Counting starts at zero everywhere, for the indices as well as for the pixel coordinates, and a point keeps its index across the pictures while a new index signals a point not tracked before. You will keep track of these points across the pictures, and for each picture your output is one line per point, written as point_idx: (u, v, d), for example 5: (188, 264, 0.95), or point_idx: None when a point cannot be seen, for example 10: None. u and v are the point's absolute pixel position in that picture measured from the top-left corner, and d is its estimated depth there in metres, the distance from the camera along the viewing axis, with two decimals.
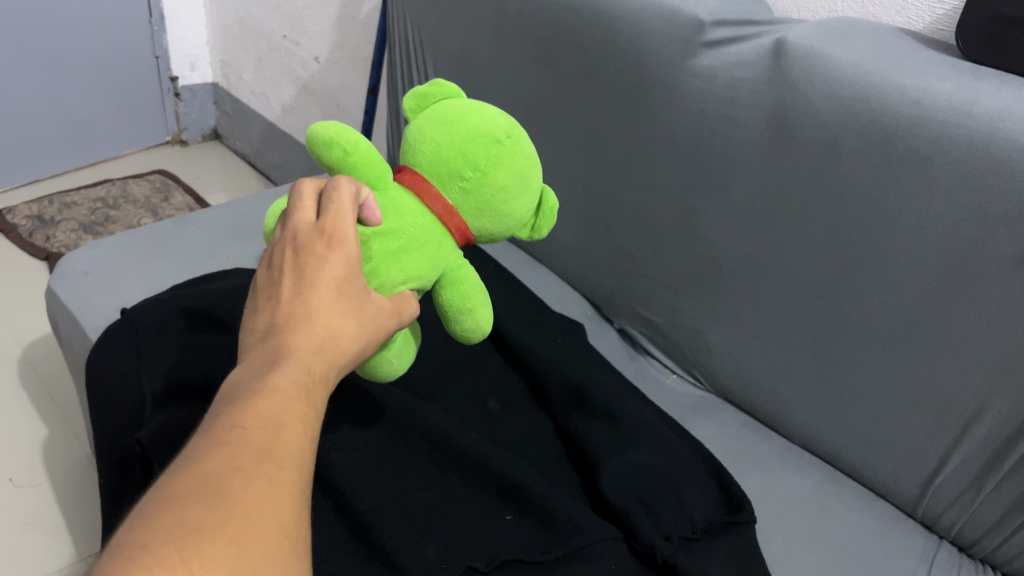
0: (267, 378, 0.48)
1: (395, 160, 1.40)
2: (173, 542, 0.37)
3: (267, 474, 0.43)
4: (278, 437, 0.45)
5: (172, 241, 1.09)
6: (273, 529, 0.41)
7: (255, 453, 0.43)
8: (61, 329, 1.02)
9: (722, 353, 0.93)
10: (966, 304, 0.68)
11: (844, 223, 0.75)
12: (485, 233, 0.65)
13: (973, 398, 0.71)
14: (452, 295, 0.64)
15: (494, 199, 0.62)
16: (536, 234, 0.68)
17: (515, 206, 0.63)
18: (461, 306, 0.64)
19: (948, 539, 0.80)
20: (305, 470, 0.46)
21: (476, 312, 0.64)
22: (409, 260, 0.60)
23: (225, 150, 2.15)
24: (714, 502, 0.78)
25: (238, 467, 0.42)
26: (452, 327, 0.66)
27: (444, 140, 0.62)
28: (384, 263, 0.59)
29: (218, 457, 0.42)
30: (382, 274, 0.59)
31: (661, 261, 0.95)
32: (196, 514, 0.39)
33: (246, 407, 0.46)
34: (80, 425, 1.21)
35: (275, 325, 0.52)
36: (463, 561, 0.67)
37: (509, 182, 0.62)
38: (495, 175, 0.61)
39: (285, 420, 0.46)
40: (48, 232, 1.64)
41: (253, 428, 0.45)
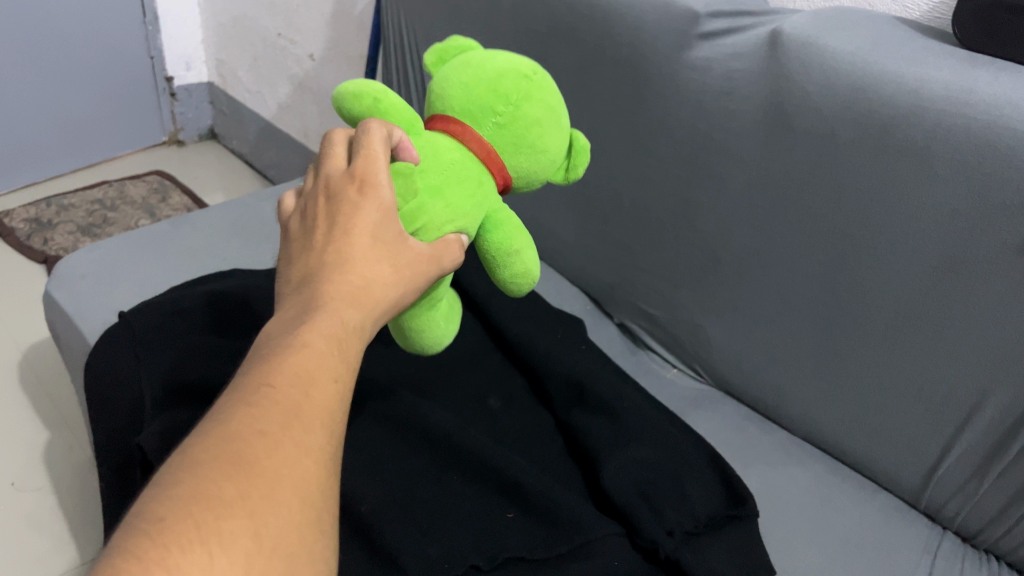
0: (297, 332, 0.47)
1: None
2: (193, 513, 0.36)
3: (294, 437, 0.41)
4: (305, 392, 0.44)
5: (169, 242, 1.09)
6: (297, 497, 0.39)
7: (283, 413, 0.42)
8: (59, 333, 1.02)
9: (722, 345, 0.92)
10: (965, 294, 0.68)
11: (844, 213, 0.74)
12: (521, 173, 0.64)
13: (974, 389, 0.70)
14: (496, 238, 0.64)
15: (529, 133, 0.62)
16: (571, 175, 0.68)
17: (549, 141, 0.63)
18: (506, 250, 0.64)
19: (952, 529, 0.79)
20: (335, 426, 0.44)
21: (522, 254, 0.64)
22: (451, 195, 0.59)
23: (222, 150, 2.14)
24: (716, 496, 0.78)
25: (264, 430, 0.41)
26: (499, 275, 0.65)
27: (474, 80, 0.62)
28: (427, 201, 0.58)
29: (244, 418, 0.41)
30: (426, 209, 0.58)
31: (660, 255, 0.95)
32: (218, 481, 0.37)
33: (276, 362, 0.44)
34: (81, 428, 1.20)
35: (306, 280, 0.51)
36: (465, 560, 0.67)
37: (540, 116, 0.62)
38: (527, 108, 0.61)
39: (315, 376, 0.45)
40: (47, 235, 1.63)
41: (282, 385, 0.43)
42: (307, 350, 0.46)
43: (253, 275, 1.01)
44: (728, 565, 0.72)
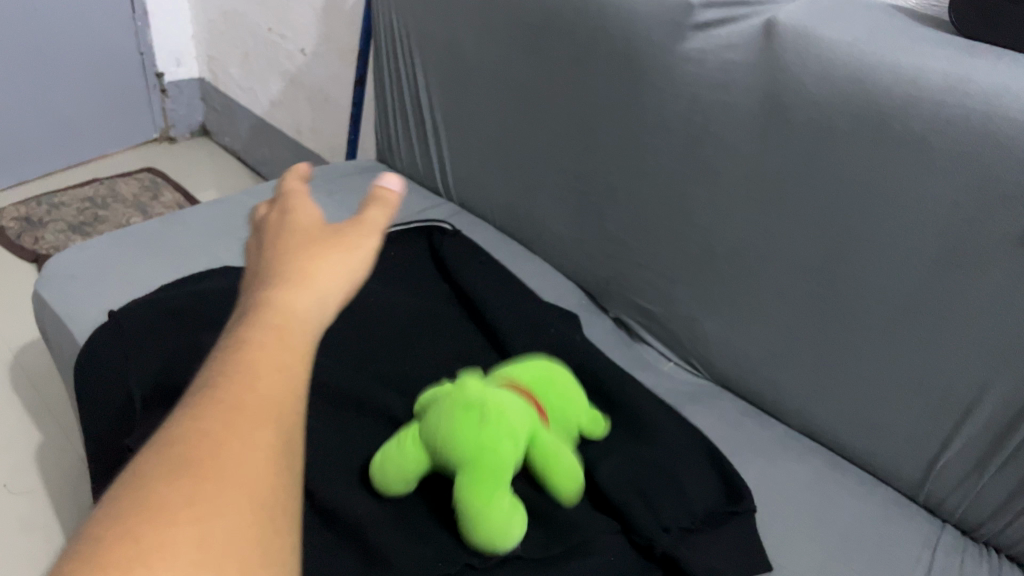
0: (244, 323, 0.43)
1: (382, 153, 1.38)
2: (123, 529, 0.31)
3: (241, 429, 0.36)
4: (254, 373, 0.39)
5: (159, 240, 1.07)
6: (250, 499, 0.34)
7: (229, 406, 0.37)
8: (49, 333, 1.01)
9: (719, 340, 0.91)
10: (964, 286, 0.67)
11: (842, 204, 0.73)
12: (561, 421, 0.76)
13: (974, 381, 0.70)
14: (544, 446, 0.70)
15: (556, 397, 0.76)
16: (599, 430, 0.80)
17: (572, 400, 0.77)
18: (552, 459, 0.70)
19: (952, 523, 0.79)
20: (295, 405, 0.39)
21: (566, 455, 0.70)
22: (512, 396, 0.70)
23: (214, 147, 2.13)
24: (714, 492, 0.77)
25: (204, 427, 0.36)
26: (549, 480, 0.70)
27: (509, 368, 0.79)
28: (489, 396, 0.68)
29: (185, 419, 0.37)
30: (492, 397, 0.67)
31: (656, 250, 0.94)
32: (159, 494, 0.32)
33: (226, 355, 0.41)
34: (73, 428, 1.19)
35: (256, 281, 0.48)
36: (459, 559, 0.66)
37: (558, 377, 0.78)
38: (551, 380, 0.77)
39: (263, 362, 0.40)
40: (37, 234, 1.62)
41: (231, 373, 0.39)
42: (253, 335, 0.42)
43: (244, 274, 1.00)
44: (727, 562, 0.71)
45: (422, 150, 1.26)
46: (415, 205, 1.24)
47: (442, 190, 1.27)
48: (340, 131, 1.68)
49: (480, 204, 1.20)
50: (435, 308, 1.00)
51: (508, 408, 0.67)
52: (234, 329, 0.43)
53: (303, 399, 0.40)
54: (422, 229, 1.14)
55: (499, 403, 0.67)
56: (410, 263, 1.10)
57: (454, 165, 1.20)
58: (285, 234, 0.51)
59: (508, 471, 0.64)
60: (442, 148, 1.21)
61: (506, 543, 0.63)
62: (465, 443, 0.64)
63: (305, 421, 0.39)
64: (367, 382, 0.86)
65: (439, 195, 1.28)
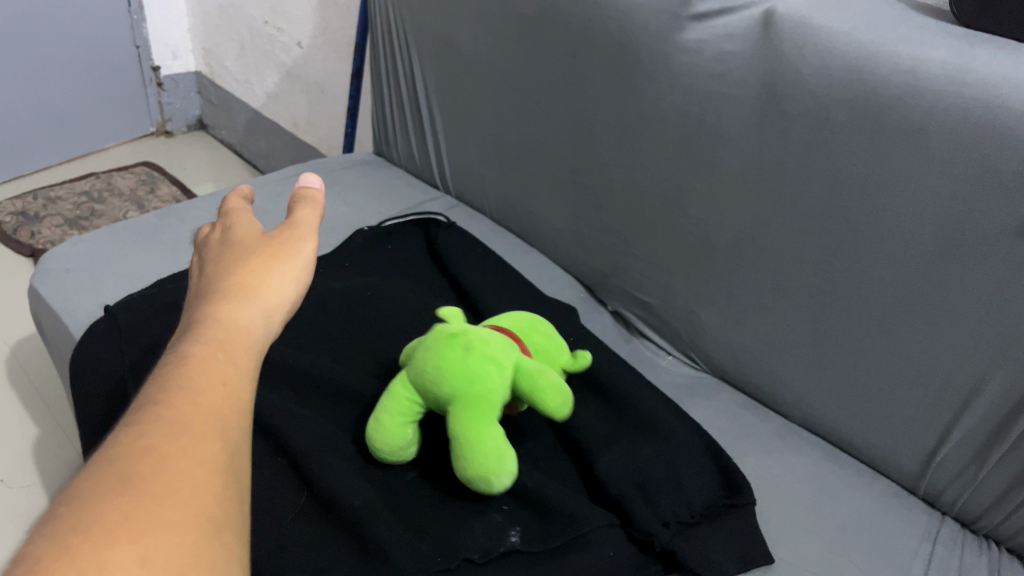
0: (179, 354, 0.45)
1: (379, 146, 1.38)
2: (72, 543, 0.32)
3: (182, 445, 0.38)
4: (193, 397, 0.41)
5: (154, 233, 1.07)
6: (194, 508, 0.36)
7: (171, 424, 0.39)
8: (45, 328, 1.00)
9: (717, 333, 0.91)
10: (964, 277, 0.67)
11: (840, 195, 0.73)
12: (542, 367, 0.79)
13: (973, 373, 0.69)
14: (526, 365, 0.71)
15: (533, 340, 0.80)
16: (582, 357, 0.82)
17: (550, 348, 0.81)
18: (536, 374, 0.70)
19: (951, 515, 0.78)
20: (234, 425, 0.42)
21: (549, 373, 0.70)
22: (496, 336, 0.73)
23: (210, 141, 2.12)
24: (712, 484, 0.77)
25: (147, 446, 0.37)
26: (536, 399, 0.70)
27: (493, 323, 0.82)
28: (472, 333, 0.72)
29: (127, 440, 0.38)
30: (474, 335, 0.71)
31: (654, 242, 0.93)
32: (103, 503, 0.34)
33: (163, 380, 0.43)
34: (70, 423, 1.19)
35: (192, 316, 0.50)
36: (458, 553, 0.66)
37: (534, 328, 0.82)
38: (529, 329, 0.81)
39: (202, 386, 0.42)
40: (34, 228, 1.61)
41: (169, 396, 0.41)
42: (191, 366, 0.44)
43: None
44: (725, 554, 0.71)
45: (419, 142, 1.25)
46: (412, 198, 1.23)
47: (439, 183, 1.26)
48: (337, 124, 1.67)
49: (477, 196, 1.19)
50: (432, 302, 1.00)
51: (490, 341, 0.71)
52: (172, 357, 0.45)
53: (242, 421, 0.43)
54: (418, 222, 1.14)
55: (479, 341, 0.70)
56: (406, 257, 1.09)
57: (451, 157, 1.20)
58: (216, 279, 0.54)
59: (496, 398, 0.67)
60: (439, 141, 1.20)
61: (502, 472, 0.66)
62: (463, 422, 0.66)
63: (242, 444, 0.42)
64: (363, 375, 0.85)
65: (436, 188, 1.28)
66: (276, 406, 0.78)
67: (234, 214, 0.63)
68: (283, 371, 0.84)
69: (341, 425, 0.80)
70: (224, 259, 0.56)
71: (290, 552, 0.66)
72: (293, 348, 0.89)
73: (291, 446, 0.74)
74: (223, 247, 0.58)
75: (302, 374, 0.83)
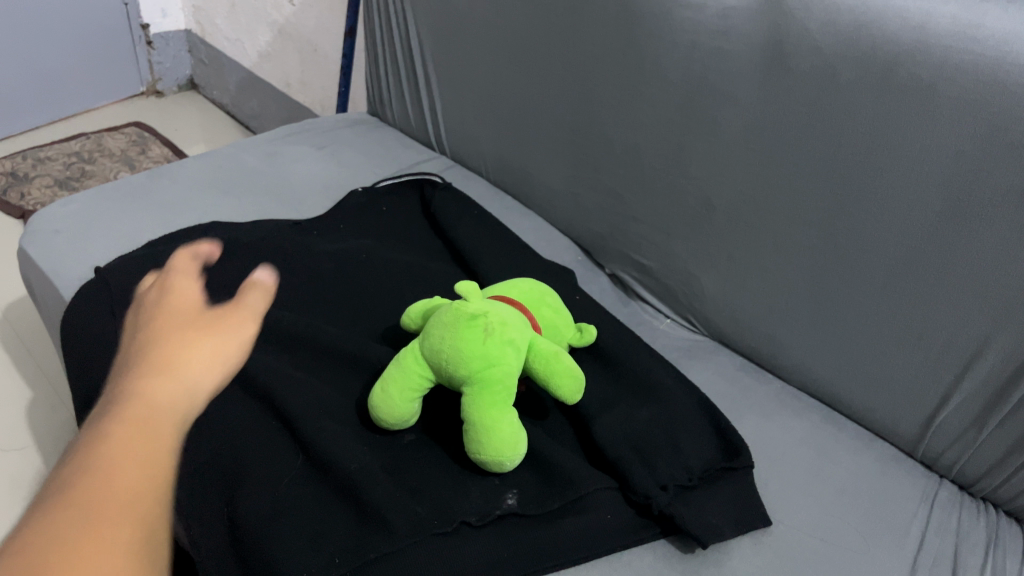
0: (64, 483, 0.49)
1: (373, 106, 1.35)
2: None
3: (82, 572, 0.42)
4: (92, 537, 0.45)
5: (145, 193, 1.05)
6: None
7: (66, 566, 0.42)
8: (35, 289, 0.99)
9: (717, 295, 0.90)
10: (969, 238, 0.66)
11: (845, 155, 0.71)
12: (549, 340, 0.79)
13: (975, 336, 0.69)
14: (540, 346, 0.71)
15: (542, 312, 0.80)
16: (587, 330, 0.83)
17: (558, 321, 0.81)
18: (550, 359, 0.70)
19: (950, 478, 0.78)
20: (139, 558, 0.46)
21: (562, 357, 0.71)
22: (511, 312, 0.73)
23: (202, 101, 2.08)
24: (711, 448, 0.77)
25: (54, 570, 0.42)
26: (549, 384, 0.71)
27: (503, 287, 0.82)
28: (488, 308, 0.71)
29: (33, 565, 0.42)
30: (492, 311, 0.70)
31: (653, 204, 0.92)
32: None
33: (58, 508, 0.46)
34: (65, 386, 1.18)
35: (91, 442, 0.54)
36: (456, 516, 0.66)
37: (544, 297, 0.82)
38: (539, 298, 0.81)
39: (105, 520, 0.46)
40: (23, 189, 1.59)
41: (65, 534, 0.44)
42: (81, 490, 0.48)
43: (233, 228, 0.98)
44: (724, 518, 0.71)
45: (414, 102, 1.23)
46: (407, 159, 1.21)
47: (435, 144, 1.24)
48: (331, 84, 1.64)
49: (474, 157, 1.17)
50: (427, 265, 0.98)
51: (508, 322, 0.70)
52: (47, 493, 0.48)
53: (144, 552, 0.47)
54: (414, 183, 1.12)
55: (495, 318, 0.70)
56: (401, 218, 1.07)
57: (448, 118, 1.18)
58: (112, 412, 0.57)
59: (512, 384, 0.68)
60: (435, 100, 1.18)
61: (513, 456, 0.67)
62: (478, 404, 0.67)
63: (148, 568, 0.46)
64: (359, 338, 0.84)
65: (432, 149, 1.26)
66: (271, 369, 0.77)
67: (172, 277, 0.80)
68: (278, 334, 0.83)
69: (338, 389, 0.79)
70: (119, 398, 0.59)
71: (287, 515, 0.66)
72: (287, 311, 0.87)
73: (287, 411, 0.73)
74: (124, 388, 0.60)
75: (297, 338, 0.83)
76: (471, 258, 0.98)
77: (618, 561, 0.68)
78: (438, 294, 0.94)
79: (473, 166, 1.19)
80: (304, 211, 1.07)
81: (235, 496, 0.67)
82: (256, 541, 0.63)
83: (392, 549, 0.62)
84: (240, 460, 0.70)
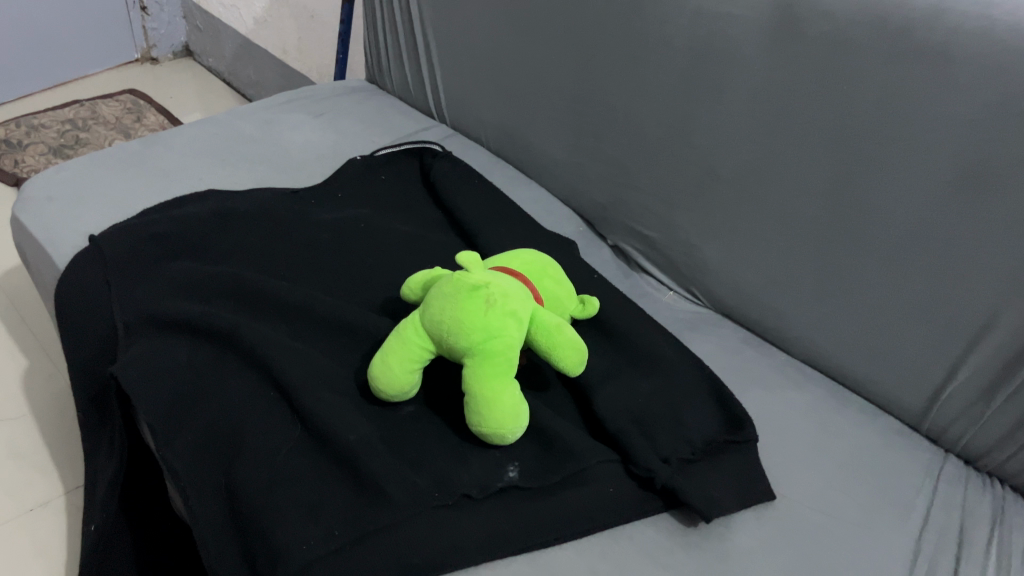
0: None
1: (371, 73, 1.33)
2: None
3: None
4: None
5: (139, 160, 1.03)
6: None
7: None
8: (28, 257, 0.98)
9: (720, 268, 0.88)
10: (980, 210, 0.64)
11: (855, 125, 0.70)
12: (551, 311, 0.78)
13: (984, 310, 0.68)
14: (542, 317, 0.70)
15: (544, 283, 0.79)
16: (590, 301, 0.82)
17: (560, 292, 0.79)
18: (552, 331, 0.69)
19: (955, 452, 0.78)
20: None
21: (565, 329, 0.69)
22: (513, 282, 0.71)
23: (197, 68, 2.05)
24: (713, 421, 0.76)
25: None
26: (552, 356, 0.70)
27: (504, 257, 0.80)
28: (490, 278, 0.69)
29: None
30: (494, 281, 0.69)
31: (656, 174, 0.90)
32: None
33: None
34: (60, 356, 1.17)
35: None
36: (457, 489, 0.65)
37: (546, 267, 0.80)
38: (540, 269, 0.79)
39: None
40: (17, 156, 1.57)
41: None
42: None
43: (229, 196, 0.96)
44: (726, 492, 0.70)
45: (413, 69, 1.21)
46: (406, 127, 1.19)
47: (435, 112, 1.22)
48: (328, 51, 1.61)
49: (473, 126, 1.15)
50: (426, 236, 0.97)
51: (510, 293, 0.69)
52: None
53: None
54: (413, 151, 1.10)
55: (498, 289, 0.68)
56: (400, 188, 1.06)
57: (447, 85, 1.16)
58: None
59: (513, 356, 0.67)
60: (435, 67, 1.16)
61: (514, 429, 0.67)
62: (480, 376, 0.66)
63: None
64: (358, 310, 0.83)
65: (431, 118, 1.23)
66: (268, 340, 0.76)
67: None
68: (276, 304, 0.82)
69: (337, 359, 0.78)
70: None
71: (285, 487, 0.65)
72: (285, 282, 0.86)
73: (285, 380, 0.72)
74: None
75: (295, 309, 0.81)
76: (471, 228, 0.96)
77: (621, 534, 0.67)
78: (438, 265, 0.93)
79: (473, 135, 1.17)
80: (302, 180, 1.06)
81: (235, 469, 0.67)
82: (255, 514, 0.63)
83: (392, 521, 0.62)
84: (238, 432, 0.70)
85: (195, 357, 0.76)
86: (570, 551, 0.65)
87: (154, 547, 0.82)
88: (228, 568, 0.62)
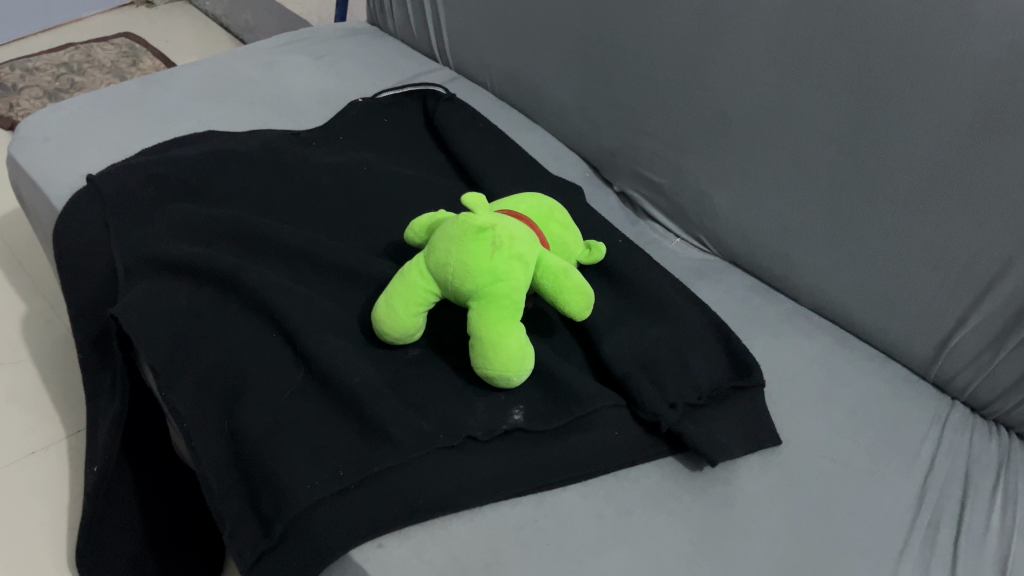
0: None
1: (372, 13, 1.30)
2: None
3: None
4: None
5: (136, 101, 1.01)
6: None
7: None
8: (26, 198, 0.96)
9: (729, 214, 0.87)
10: (1000, 153, 0.63)
11: (875, 64, 0.68)
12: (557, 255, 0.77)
13: (998, 256, 0.67)
14: (549, 262, 0.69)
15: (549, 227, 0.77)
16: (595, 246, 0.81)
17: (565, 236, 0.78)
18: (559, 275, 0.68)
19: (961, 400, 0.78)
20: None
21: (571, 273, 0.68)
22: (520, 224, 0.70)
23: (193, 9, 2.00)
24: (721, 367, 0.75)
25: None
26: (559, 300, 0.69)
27: (509, 200, 0.79)
28: (496, 220, 0.68)
29: None
30: (501, 223, 0.67)
31: (666, 117, 0.88)
32: None
33: None
34: (59, 299, 1.16)
35: None
36: (462, 431, 0.64)
37: (551, 211, 0.79)
38: (546, 213, 0.78)
39: None
40: (12, 100, 1.55)
41: None
42: None
43: (229, 137, 0.95)
44: (732, 438, 0.70)
45: (415, 9, 1.18)
46: (408, 69, 1.17)
47: (438, 54, 1.20)
48: None
49: (478, 68, 1.13)
50: (431, 180, 0.96)
51: (517, 236, 0.67)
52: None
53: None
54: (416, 93, 1.07)
55: (504, 231, 0.66)
56: (404, 132, 1.04)
57: (451, 26, 1.13)
58: None
59: (520, 300, 0.66)
60: (437, 7, 1.13)
61: (520, 372, 0.66)
62: (486, 317, 0.65)
63: None
64: (361, 253, 0.82)
65: (434, 61, 1.21)
66: (269, 282, 0.75)
67: None
68: (278, 247, 0.81)
69: (340, 303, 0.77)
70: None
71: (288, 428, 0.64)
72: (287, 224, 0.85)
73: (286, 323, 0.71)
74: None
75: (298, 250, 0.80)
76: (476, 173, 0.95)
77: (626, 477, 0.67)
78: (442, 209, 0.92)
79: (477, 78, 1.15)
80: (303, 123, 1.04)
81: (237, 412, 0.66)
82: (258, 457, 0.62)
83: (397, 463, 0.61)
84: (240, 375, 0.69)
85: (196, 300, 0.75)
86: (574, 493, 0.65)
87: (157, 487, 0.82)
88: (232, 509, 0.62)
